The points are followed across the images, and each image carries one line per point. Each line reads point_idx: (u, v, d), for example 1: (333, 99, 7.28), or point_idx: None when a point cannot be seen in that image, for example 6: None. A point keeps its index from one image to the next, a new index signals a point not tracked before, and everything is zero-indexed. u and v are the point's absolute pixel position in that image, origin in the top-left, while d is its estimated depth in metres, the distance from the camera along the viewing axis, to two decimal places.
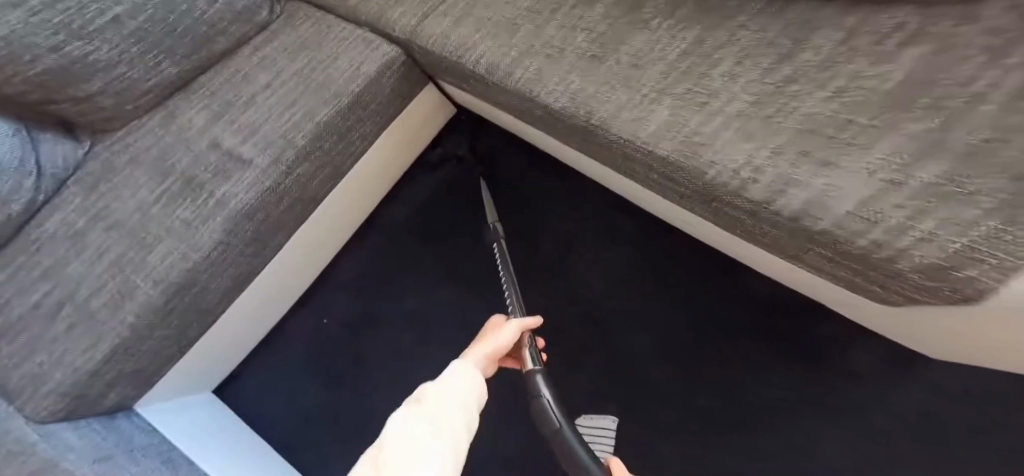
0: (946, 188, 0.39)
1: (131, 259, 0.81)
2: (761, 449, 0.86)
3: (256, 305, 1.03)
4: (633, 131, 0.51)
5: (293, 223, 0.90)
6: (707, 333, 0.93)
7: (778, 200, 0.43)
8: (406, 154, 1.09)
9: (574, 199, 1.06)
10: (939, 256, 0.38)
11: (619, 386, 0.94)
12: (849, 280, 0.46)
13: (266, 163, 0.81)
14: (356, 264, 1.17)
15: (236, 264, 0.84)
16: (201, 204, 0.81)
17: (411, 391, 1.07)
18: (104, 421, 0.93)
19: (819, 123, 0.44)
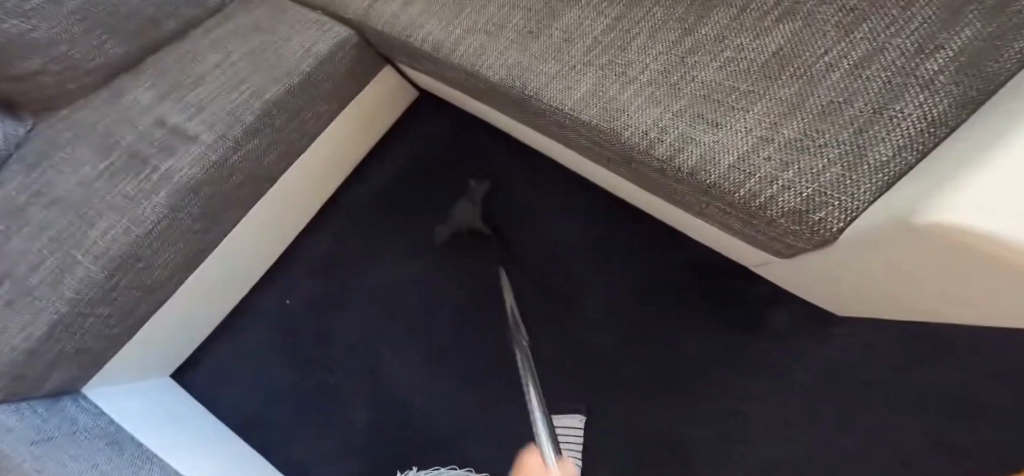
0: (805, 142, 0.44)
1: (71, 234, 0.81)
2: (699, 405, 0.91)
3: (212, 283, 1.03)
4: (562, 98, 0.55)
5: (244, 201, 0.91)
6: (652, 298, 0.98)
7: (675, 157, 0.48)
8: (365, 135, 1.11)
9: (532, 177, 1.10)
10: (798, 201, 0.43)
11: (567, 354, 0.98)
12: (742, 232, 0.51)
13: (213, 138, 0.82)
14: (318, 243, 1.19)
15: (183, 240, 0.84)
16: (144, 179, 0.82)
17: (368, 368, 1.10)
18: (47, 404, 0.93)
19: (710, 90, 0.49)
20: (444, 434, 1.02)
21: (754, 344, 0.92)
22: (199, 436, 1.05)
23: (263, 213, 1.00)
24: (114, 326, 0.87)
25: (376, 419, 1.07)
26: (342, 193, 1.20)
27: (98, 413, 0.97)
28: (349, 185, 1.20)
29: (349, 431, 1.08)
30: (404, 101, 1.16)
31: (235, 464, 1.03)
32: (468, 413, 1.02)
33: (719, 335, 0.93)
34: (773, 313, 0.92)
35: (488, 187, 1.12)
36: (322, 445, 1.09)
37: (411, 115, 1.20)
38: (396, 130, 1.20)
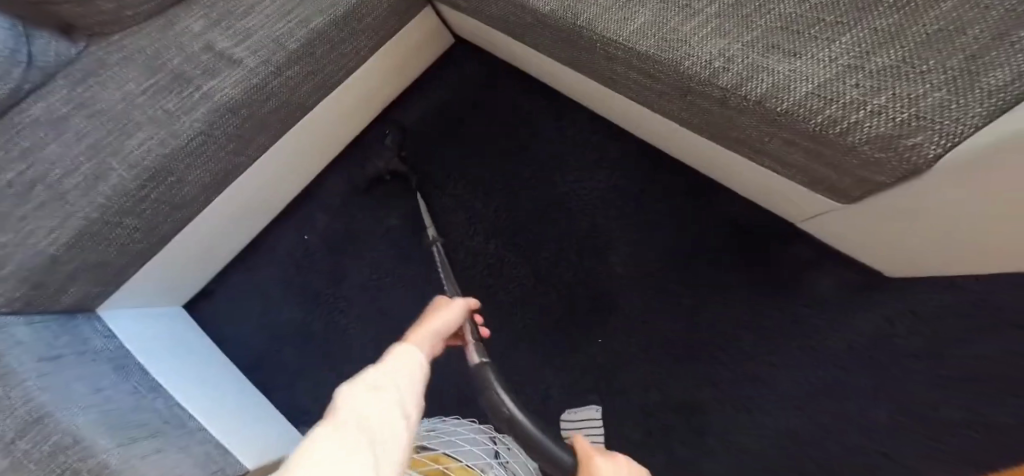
0: (901, 68, 0.44)
1: (109, 143, 0.82)
2: (716, 369, 0.93)
3: (234, 213, 1.04)
4: (616, 29, 0.55)
5: (276, 127, 0.92)
6: (677, 260, 0.98)
7: (746, 85, 0.48)
8: (395, 80, 1.10)
9: (566, 131, 1.09)
10: (891, 125, 0.43)
11: (583, 308, 1.00)
12: (813, 167, 0.52)
13: (257, 63, 0.83)
14: (339, 182, 1.18)
15: (215, 159, 0.87)
16: (186, 97, 0.83)
17: (381, 312, 1.10)
18: (60, 322, 0.91)
19: (789, 21, 0.50)
20: (453, 383, 1.03)
21: (778, 311, 0.93)
22: (205, 368, 1.06)
23: (291, 147, 1.00)
24: (140, 240, 0.89)
25: (385, 364, 1.07)
26: (370, 137, 1.19)
27: (109, 338, 0.96)
28: (377, 129, 1.19)
29: (356, 374, 1.08)
30: (437, 46, 1.14)
31: (239, 410, 1.02)
32: (479, 365, 1.02)
33: (744, 300, 0.95)
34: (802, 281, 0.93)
35: (520, 141, 1.10)
36: (331, 385, 1.10)
37: (444, 62, 1.19)
38: (428, 77, 1.19)
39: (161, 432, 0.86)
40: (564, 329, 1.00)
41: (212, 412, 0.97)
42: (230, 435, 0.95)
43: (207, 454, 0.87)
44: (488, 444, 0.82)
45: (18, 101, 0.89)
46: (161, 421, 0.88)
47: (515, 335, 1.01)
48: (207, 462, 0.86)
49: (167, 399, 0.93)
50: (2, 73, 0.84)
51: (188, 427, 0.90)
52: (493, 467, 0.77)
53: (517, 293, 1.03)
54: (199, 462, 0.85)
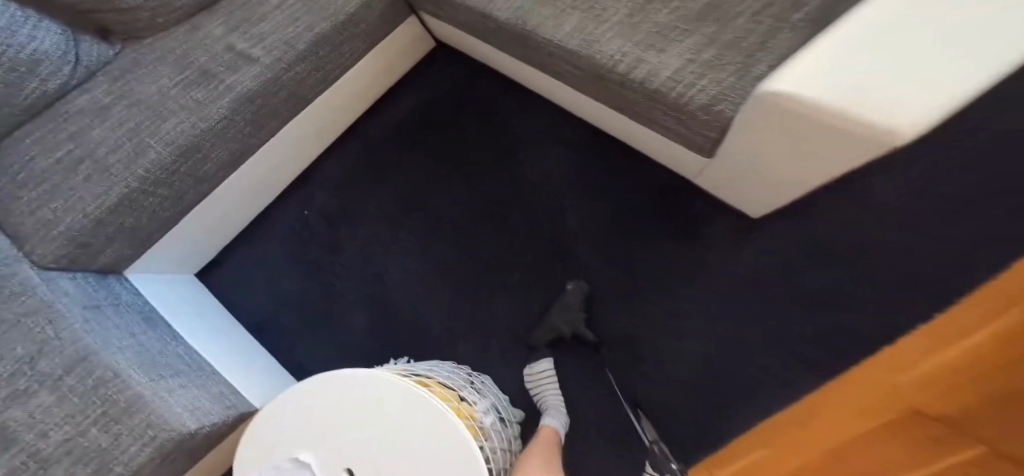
0: (718, 61, 0.63)
1: (147, 126, 1.00)
2: (653, 312, 1.09)
3: (244, 190, 1.21)
4: (552, 33, 0.73)
5: (284, 114, 1.09)
6: (619, 221, 1.15)
7: (630, 71, 0.66)
8: (385, 77, 1.28)
9: (530, 119, 1.27)
10: (707, 98, 0.62)
11: (545, 265, 1.17)
12: (680, 133, 0.69)
13: (270, 60, 1.00)
14: (336, 164, 1.36)
15: (234, 140, 1.04)
16: (212, 88, 1.00)
17: (375, 275, 1.27)
18: (97, 278, 1.07)
19: (661, 28, 0.67)
20: (437, 332, 1.19)
21: (702, 261, 1.09)
22: (216, 325, 1.22)
23: (295, 132, 1.18)
24: (168, 208, 1.05)
25: (379, 319, 1.24)
26: (361, 127, 1.36)
27: (137, 295, 1.12)
28: (368, 120, 1.36)
29: (353, 327, 1.25)
30: (421, 48, 1.33)
31: (247, 360, 1.18)
32: (459, 317, 1.19)
33: (674, 252, 1.10)
34: (720, 232, 1.09)
35: (491, 129, 1.28)
36: (329, 339, 1.26)
37: (428, 62, 1.37)
38: (412, 75, 1.37)
39: (184, 372, 1.01)
40: (529, 285, 1.17)
41: (224, 358, 1.13)
42: (239, 379, 1.11)
43: (221, 393, 1.03)
44: (462, 373, 0.99)
45: (65, 94, 1.05)
46: (184, 363, 1.04)
47: (489, 291, 1.18)
48: (222, 399, 1.01)
49: (187, 346, 1.09)
50: (52, 71, 1.01)
51: (206, 370, 1.06)
52: (465, 387, 0.94)
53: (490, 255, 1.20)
54: (214, 399, 1.00)
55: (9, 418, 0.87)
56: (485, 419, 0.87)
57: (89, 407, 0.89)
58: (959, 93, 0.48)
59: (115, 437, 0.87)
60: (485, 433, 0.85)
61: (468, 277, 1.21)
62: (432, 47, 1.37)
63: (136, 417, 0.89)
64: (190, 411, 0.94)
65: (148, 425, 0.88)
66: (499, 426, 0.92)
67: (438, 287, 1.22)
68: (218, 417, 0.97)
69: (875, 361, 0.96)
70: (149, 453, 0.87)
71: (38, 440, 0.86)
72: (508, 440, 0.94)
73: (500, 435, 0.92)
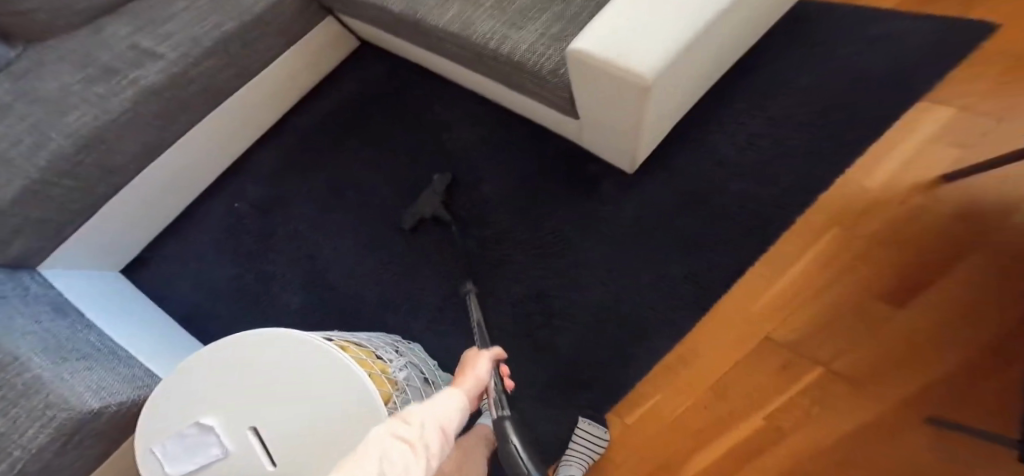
0: (566, 34, 0.73)
1: (46, 121, 1.04)
2: (565, 272, 1.15)
3: (166, 182, 1.24)
4: (436, 20, 0.83)
5: (198, 110, 1.14)
6: (531, 192, 1.22)
7: (498, 46, 0.76)
8: (310, 74, 1.36)
9: (448, 106, 1.35)
10: (555, 64, 0.72)
11: (465, 236, 1.23)
12: (549, 99, 0.78)
13: (176, 56, 1.06)
14: (266, 157, 1.42)
15: (145, 132, 1.08)
16: (114, 83, 1.05)
17: (308, 258, 1.31)
18: (8, 272, 1.07)
19: (522, 10, 0.77)
20: (368, 311, 1.23)
21: (608, 221, 1.16)
22: (140, 316, 1.23)
23: (218, 123, 1.23)
24: (77, 202, 1.07)
25: (311, 301, 1.27)
26: (292, 122, 1.43)
27: (49, 287, 1.12)
28: (298, 115, 1.44)
29: (286, 311, 1.28)
30: (345, 47, 1.41)
31: (170, 347, 1.19)
32: (388, 296, 1.24)
33: (582, 214, 1.18)
34: (623, 194, 1.17)
35: (412, 118, 1.36)
36: (260, 325, 1.28)
37: (352, 61, 1.45)
38: (339, 73, 1.45)
39: (92, 355, 1.01)
40: (451, 258, 1.22)
41: (140, 343, 1.13)
42: (156, 363, 1.10)
43: (134, 375, 1.03)
44: (386, 340, 1.04)
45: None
46: (93, 347, 1.03)
47: (415, 268, 1.24)
48: (134, 380, 1.01)
49: (100, 333, 1.09)
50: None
51: (118, 354, 1.06)
52: (383, 348, 0.99)
53: (414, 231, 1.27)
54: (124, 380, 1.00)
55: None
56: (398, 374, 0.92)
57: None
58: (672, 40, 0.60)
59: (13, 421, 0.88)
60: (397, 385, 0.90)
61: (395, 256, 1.26)
62: (356, 48, 1.45)
63: (35, 399, 0.89)
64: (95, 391, 0.93)
65: (47, 406, 0.89)
66: (417, 382, 0.97)
67: (369, 267, 1.27)
68: (128, 398, 0.97)
69: (731, 297, 1.06)
70: (48, 434, 0.87)
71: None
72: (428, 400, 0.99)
73: (419, 391, 0.97)
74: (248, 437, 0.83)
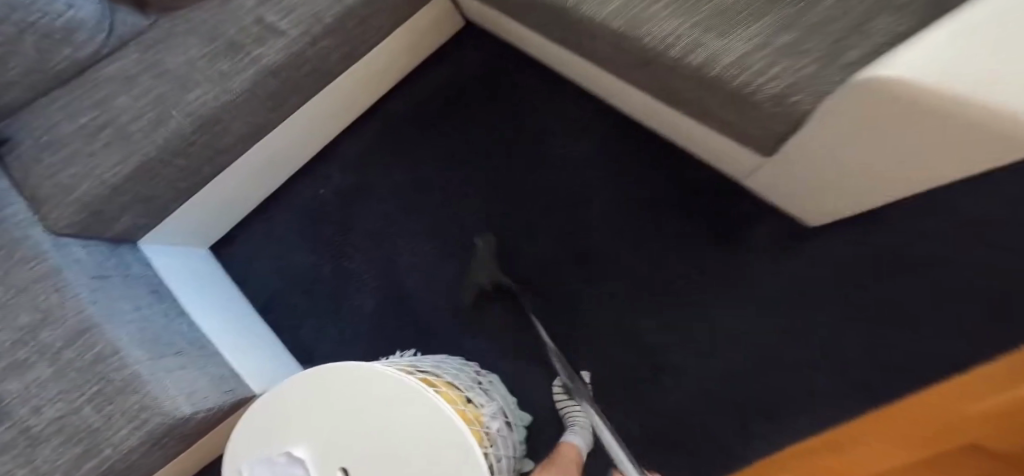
0: (794, 47, 0.61)
1: (171, 96, 0.96)
2: (672, 315, 1.09)
3: (258, 165, 1.18)
4: (598, 10, 0.71)
5: (305, 91, 1.06)
6: (651, 218, 1.14)
7: (688, 55, 0.66)
8: (411, 56, 1.26)
9: (556, 106, 1.25)
10: (778, 89, 0.61)
11: (563, 260, 1.17)
12: (741, 121, 0.68)
13: (297, 33, 0.96)
14: (355, 142, 1.34)
15: (254, 113, 1.01)
16: (237, 60, 0.97)
17: (387, 260, 1.27)
18: (109, 248, 1.04)
19: (726, 9, 0.66)
20: (446, 329, 1.19)
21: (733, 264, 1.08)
22: (226, 304, 1.21)
23: (318, 106, 1.15)
24: (184, 181, 1.03)
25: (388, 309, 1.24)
26: (387, 103, 1.35)
27: (148, 266, 1.09)
28: (393, 96, 1.35)
29: (358, 314, 1.26)
30: (451, 25, 1.31)
31: (253, 341, 1.16)
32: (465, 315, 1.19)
33: (704, 251, 1.10)
34: (753, 234, 1.08)
35: (513, 116, 1.27)
36: (332, 326, 1.26)
37: (454, 42, 1.34)
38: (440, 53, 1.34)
39: (185, 351, 0.99)
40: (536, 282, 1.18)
41: (227, 337, 1.11)
42: (240, 362, 1.07)
43: (220, 375, 1.00)
44: (471, 373, 0.94)
45: (95, 63, 1.03)
46: (185, 342, 1.01)
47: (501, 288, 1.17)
48: (220, 382, 0.98)
49: (190, 322, 1.06)
50: (86, 39, 1.00)
51: (208, 350, 1.03)
52: (474, 388, 0.90)
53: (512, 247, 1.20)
54: (211, 381, 0.97)
55: (6, 391, 0.88)
56: (491, 425, 0.83)
57: (87, 384, 0.87)
58: None
59: (107, 418, 0.86)
60: (489, 439, 0.80)
61: (481, 264, 1.20)
62: (460, 26, 1.34)
63: (131, 398, 0.86)
64: (186, 395, 0.90)
65: (141, 408, 0.86)
66: (505, 432, 0.86)
67: (449, 278, 1.22)
68: (212, 403, 0.94)
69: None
70: (140, 437, 0.85)
71: (31, 416, 0.87)
72: (513, 445, 0.89)
73: (507, 441, 0.87)
74: None
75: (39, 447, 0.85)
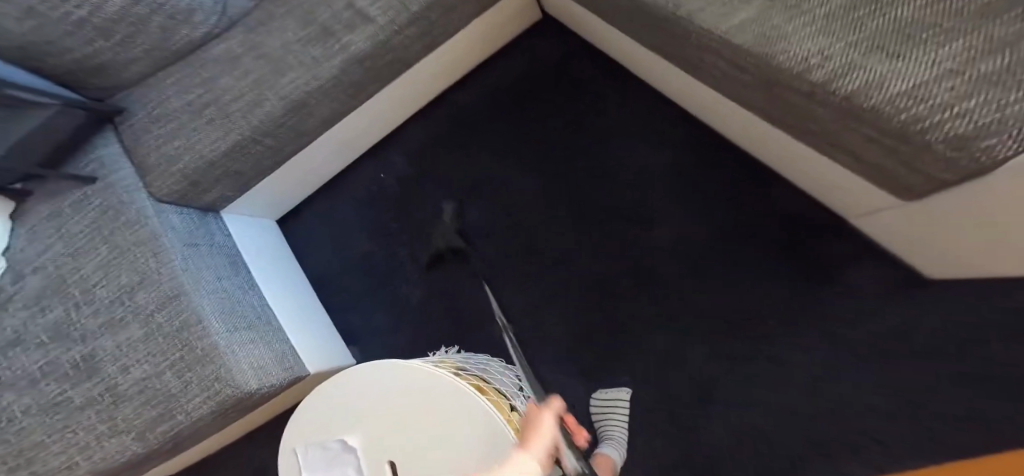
0: (1001, 76, 0.52)
1: (267, 79, 1.00)
2: (736, 344, 1.10)
3: (332, 149, 1.22)
4: (718, 21, 0.70)
5: (385, 78, 1.07)
6: (736, 244, 1.14)
7: (836, 81, 0.61)
8: (486, 44, 1.26)
9: (636, 111, 1.25)
10: (969, 127, 0.53)
11: (626, 274, 1.18)
12: (907, 159, 0.61)
13: (385, 21, 0.97)
14: (418, 130, 1.38)
15: (336, 99, 1.04)
16: (328, 47, 0.99)
17: (436, 255, 1.31)
18: (200, 215, 1.10)
19: (899, 25, 0.59)
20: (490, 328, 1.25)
21: (810, 300, 1.08)
22: (291, 281, 1.27)
23: (396, 93, 1.16)
24: (270, 159, 1.08)
25: (436, 302, 1.29)
26: (460, 93, 1.37)
27: (229, 236, 1.14)
28: (468, 86, 1.37)
29: (406, 304, 1.31)
30: (528, 19, 1.32)
31: (311, 321, 1.23)
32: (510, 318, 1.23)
33: (784, 283, 1.10)
34: (844, 272, 1.07)
35: (589, 114, 1.28)
36: (380, 313, 1.32)
37: (529, 35, 1.35)
38: (516, 45, 1.35)
39: (256, 326, 1.05)
40: (584, 289, 1.20)
41: (291, 317, 1.18)
42: (302, 343, 1.15)
43: (283, 353, 1.07)
44: (515, 379, 0.98)
45: (207, 41, 1.07)
46: (256, 316, 1.06)
47: (552, 294, 1.22)
48: (282, 360, 1.05)
49: (262, 296, 1.12)
50: (203, 20, 1.03)
51: (274, 326, 1.09)
52: (518, 396, 0.94)
53: (582, 257, 1.22)
54: (275, 358, 1.04)
55: (99, 347, 1.00)
56: None
57: (169, 351, 0.97)
58: None
59: (185, 384, 0.96)
60: None
61: (529, 268, 1.24)
62: (536, 20, 1.35)
63: (209, 368, 0.95)
64: (254, 370, 0.98)
65: (216, 379, 0.95)
66: None
67: (498, 281, 1.26)
68: (274, 380, 1.02)
69: None
70: (211, 406, 0.95)
71: (119, 374, 0.98)
72: None
73: None
74: (383, 468, 0.80)
75: (122, 405, 0.98)
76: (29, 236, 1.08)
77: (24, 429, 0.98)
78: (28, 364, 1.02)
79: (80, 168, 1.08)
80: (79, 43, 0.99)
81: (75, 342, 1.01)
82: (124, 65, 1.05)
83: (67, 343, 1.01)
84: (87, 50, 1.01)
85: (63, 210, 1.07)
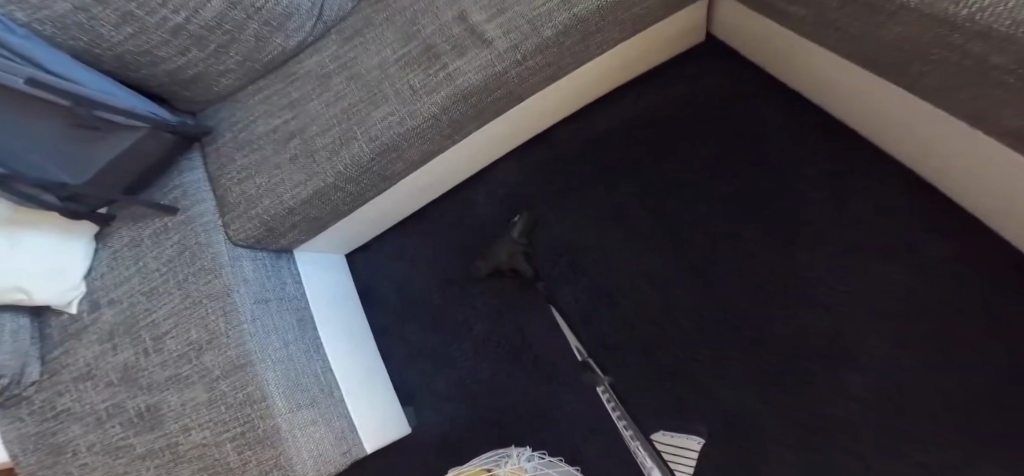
0: None
1: (358, 110, 0.82)
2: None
3: (416, 188, 1.03)
4: None
5: (490, 115, 0.86)
6: (917, 352, 0.95)
7: None
8: (624, 68, 1.01)
9: (806, 171, 1.04)
10: None
11: (754, 377, 1.00)
12: None
13: (505, 47, 0.76)
14: (516, 167, 1.18)
15: (431, 140, 0.84)
16: (431, 74, 0.79)
17: (516, 324, 1.12)
18: (273, 259, 0.95)
19: None
20: (568, 418, 1.07)
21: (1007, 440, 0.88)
22: (357, 335, 1.11)
23: (500, 125, 0.95)
24: (350, 205, 0.90)
25: (513, 377, 1.11)
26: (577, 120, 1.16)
27: (299, 283, 0.99)
28: (590, 112, 1.15)
29: (477, 375, 1.13)
30: (684, 42, 1.09)
31: (375, 382, 1.09)
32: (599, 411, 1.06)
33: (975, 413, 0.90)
34: None
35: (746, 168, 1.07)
36: (446, 377, 1.15)
37: (676, 61, 1.12)
38: (659, 70, 1.13)
39: (318, 401, 0.89)
40: (698, 386, 1.02)
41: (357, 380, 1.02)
42: (363, 414, 0.98)
43: (342, 431, 0.91)
44: None
45: (300, 52, 0.89)
46: (320, 388, 0.90)
47: (661, 388, 1.04)
48: (342, 441, 0.90)
49: (326, 359, 0.96)
50: (297, 28, 0.84)
51: (336, 398, 0.93)
52: None
53: (712, 345, 1.03)
54: (335, 442, 0.89)
55: (163, 401, 0.85)
56: None
57: (232, 423, 0.82)
58: None
59: (242, 463, 0.82)
60: None
61: (630, 359, 1.06)
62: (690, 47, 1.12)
63: (268, 451, 0.81)
64: (314, 459, 0.84)
65: (274, 465, 0.81)
66: None
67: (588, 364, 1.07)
68: (334, 468, 0.87)
69: None
70: None
71: (179, 435, 0.84)
72: None
73: None
74: None
75: (178, 467, 0.84)
76: (115, 260, 0.91)
77: (88, 465, 0.87)
78: (96, 401, 0.88)
79: (163, 195, 0.91)
80: (172, 52, 0.81)
81: (140, 389, 0.87)
82: (213, 78, 0.87)
83: (134, 390, 0.87)
84: (178, 61, 0.83)
85: (144, 240, 0.90)
